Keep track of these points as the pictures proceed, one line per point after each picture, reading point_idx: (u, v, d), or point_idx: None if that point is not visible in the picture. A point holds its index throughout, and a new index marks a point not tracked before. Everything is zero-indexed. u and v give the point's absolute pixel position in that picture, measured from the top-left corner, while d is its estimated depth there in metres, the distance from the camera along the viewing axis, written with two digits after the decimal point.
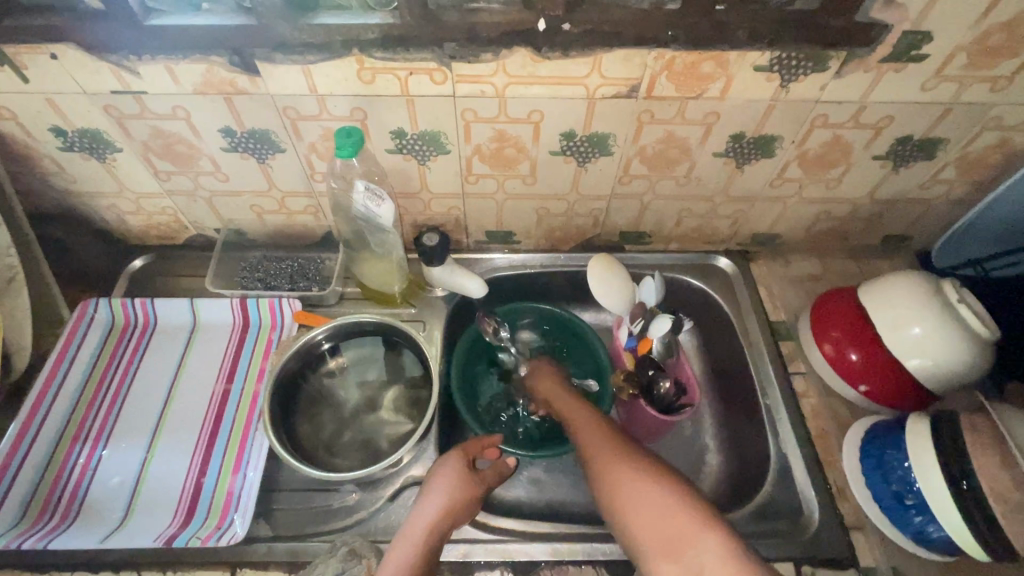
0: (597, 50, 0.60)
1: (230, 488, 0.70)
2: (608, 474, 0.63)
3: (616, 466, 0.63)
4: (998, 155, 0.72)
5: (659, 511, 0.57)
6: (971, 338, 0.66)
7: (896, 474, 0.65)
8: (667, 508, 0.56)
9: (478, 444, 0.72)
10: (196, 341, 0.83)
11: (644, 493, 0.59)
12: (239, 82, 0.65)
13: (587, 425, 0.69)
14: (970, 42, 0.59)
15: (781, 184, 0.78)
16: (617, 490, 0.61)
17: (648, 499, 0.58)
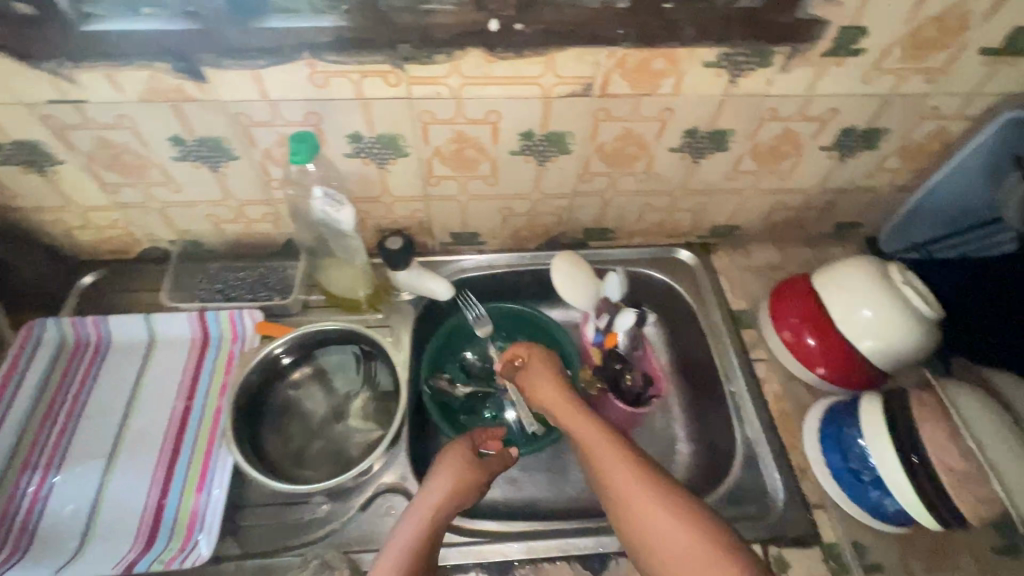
0: (550, 49, 0.61)
1: (194, 508, 0.68)
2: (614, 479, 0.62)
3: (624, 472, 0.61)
4: (936, 143, 0.76)
5: (669, 526, 0.57)
6: (918, 317, 0.69)
7: (854, 452, 0.68)
8: (676, 524, 0.57)
9: (484, 433, 0.73)
10: (153, 358, 0.80)
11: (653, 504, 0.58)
12: (186, 88, 0.63)
13: (589, 424, 0.68)
14: (903, 36, 0.61)
15: (737, 176, 0.80)
16: (624, 495, 0.60)
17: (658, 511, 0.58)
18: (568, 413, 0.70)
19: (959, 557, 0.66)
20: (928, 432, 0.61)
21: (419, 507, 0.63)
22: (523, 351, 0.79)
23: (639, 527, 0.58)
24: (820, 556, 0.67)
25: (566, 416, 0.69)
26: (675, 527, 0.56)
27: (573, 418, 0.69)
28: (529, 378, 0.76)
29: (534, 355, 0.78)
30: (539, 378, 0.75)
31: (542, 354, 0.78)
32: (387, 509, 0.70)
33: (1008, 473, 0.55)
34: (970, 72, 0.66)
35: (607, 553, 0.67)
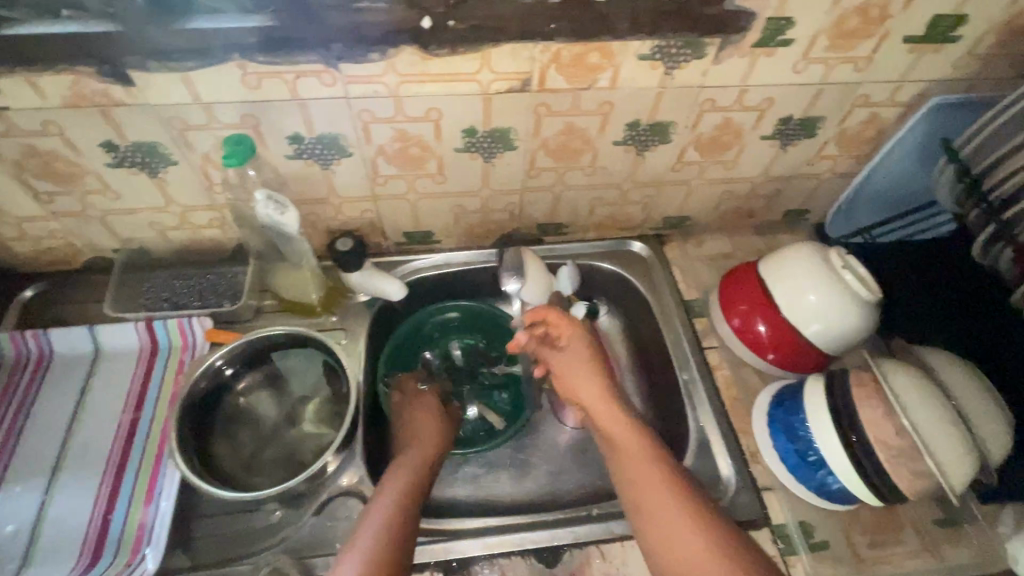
0: (484, 45, 0.61)
1: (141, 521, 0.67)
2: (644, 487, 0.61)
3: (654, 482, 0.61)
4: (872, 130, 0.78)
5: (690, 540, 0.55)
6: (857, 301, 0.71)
7: (799, 433, 0.69)
8: (699, 541, 0.55)
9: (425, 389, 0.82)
10: (99, 370, 0.78)
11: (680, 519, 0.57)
12: (114, 92, 0.61)
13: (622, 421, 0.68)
14: (829, 26, 0.63)
15: (683, 168, 0.81)
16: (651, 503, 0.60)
17: (684, 525, 0.57)
18: (602, 410, 0.70)
19: (902, 531, 0.68)
20: (867, 411, 0.63)
21: (408, 463, 0.68)
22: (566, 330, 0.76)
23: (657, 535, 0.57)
24: (770, 537, 0.68)
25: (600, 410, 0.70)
26: (696, 543, 0.55)
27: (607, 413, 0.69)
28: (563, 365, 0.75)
29: (574, 337, 0.76)
30: (575, 367, 0.74)
31: (586, 342, 0.76)
32: (341, 512, 0.70)
33: (940, 452, 0.58)
34: (897, 60, 0.68)
35: (562, 545, 0.67)
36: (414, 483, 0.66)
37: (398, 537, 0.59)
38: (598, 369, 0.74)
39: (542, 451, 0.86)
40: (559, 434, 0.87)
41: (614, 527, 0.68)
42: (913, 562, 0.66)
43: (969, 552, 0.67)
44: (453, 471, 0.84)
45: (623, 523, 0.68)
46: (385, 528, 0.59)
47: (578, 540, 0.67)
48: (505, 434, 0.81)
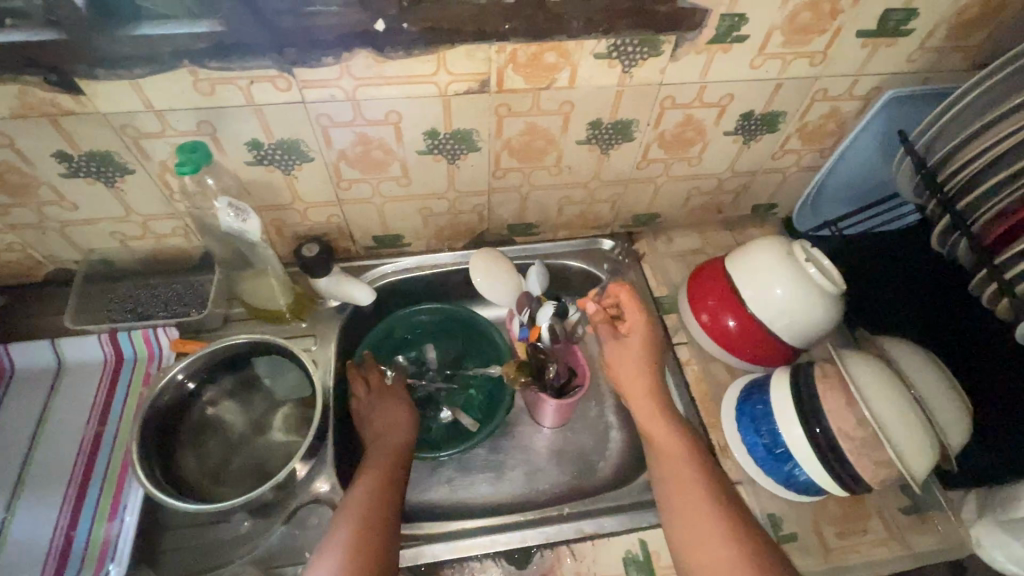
0: (439, 47, 0.61)
1: (106, 536, 0.66)
2: (681, 487, 0.63)
3: (692, 489, 0.63)
4: (832, 124, 0.78)
5: (717, 543, 0.59)
6: (821, 294, 0.71)
7: (766, 427, 0.69)
8: (727, 544, 0.58)
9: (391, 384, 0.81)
10: (63, 384, 0.77)
11: (718, 531, 0.59)
12: (62, 101, 0.60)
13: (663, 425, 0.68)
14: (783, 22, 0.63)
15: (648, 165, 0.81)
16: (687, 506, 0.62)
17: (719, 536, 0.59)
18: (643, 411, 0.70)
19: (869, 519, 0.69)
20: (830, 403, 0.63)
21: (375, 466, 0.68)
22: (631, 319, 0.72)
23: (690, 538, 0.60)
24: None
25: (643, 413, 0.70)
26: (728, 554, 0.57)
27: (649, 416, 0.69)
28: (619, 356, 0.73)
29: (637, 329, 0.72)
30: (627, 362, 0.72)
31: (649, 333, 0.73)
32: (310, 520, 0.69)
33: (900, 441, 0.59)
34: (852, 54, 0.68)
35: (533, 545, 0.67)
36: (390, 457, 0.70)
37: (382, 507, 0.62)
38: (651, 366, 0.72)
39: (517, 452, 0.85)
40: (534, 434, 0.87)
41: (585, 525, 0.69)
42: (880, 550, 0.67)
43: (934, 539, 0.68)
44: (428, 475, 0.83)
45: (593, 522, 0.69)
46: (365, 502, 0.62)
47: (549, 540, 0.68)
48: (479, 433, 0.78)
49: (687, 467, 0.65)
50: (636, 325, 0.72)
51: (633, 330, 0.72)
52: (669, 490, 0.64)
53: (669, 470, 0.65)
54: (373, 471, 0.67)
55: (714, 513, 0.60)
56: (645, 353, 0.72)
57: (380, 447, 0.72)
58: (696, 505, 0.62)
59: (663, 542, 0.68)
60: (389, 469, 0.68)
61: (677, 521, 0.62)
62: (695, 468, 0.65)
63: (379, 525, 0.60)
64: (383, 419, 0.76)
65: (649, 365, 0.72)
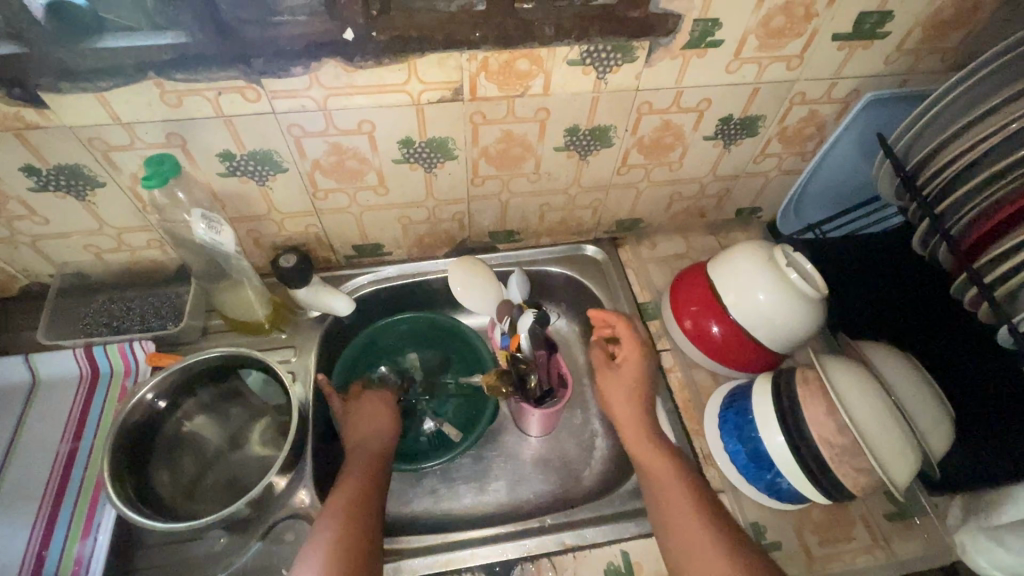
0: (409, 55, 0.60)
1: (77, 556, 0.64)
2: (688, 531, 0.61)
3: (702, 536, 0.60)
4: (811, 127, 0.78)
5: (710, 553, 0.58)
6: (803, 299, 0.71)
7: (748, 434, 0.68)
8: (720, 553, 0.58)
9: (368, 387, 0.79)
10: (37, 400, 0.76)
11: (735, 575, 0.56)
12: (26, 115, 0.59)
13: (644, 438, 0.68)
14: (756, 26, 0.63)
15: (628, 170, 0.81)
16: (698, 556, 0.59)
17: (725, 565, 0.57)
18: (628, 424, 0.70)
19: (853, 526, 0.68)
20: (811, 409, 0.63)
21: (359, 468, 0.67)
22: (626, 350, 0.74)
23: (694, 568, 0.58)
24: None
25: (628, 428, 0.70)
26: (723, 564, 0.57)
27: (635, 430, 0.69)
28: (613, 386, 0.73)
29: (630, 357, 0.74)
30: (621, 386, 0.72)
31: (644, 368, 0.73)
32: (286, 535, 0.68)
33: (881, 450, 0.58)
34: (829, 57, 0.68)
35: (514, 559, 0.67)
36: (370, 467, 0.67)
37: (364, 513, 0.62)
38: (641, 391, 0.72)
39: (501, 461, 0.84)
40: (518, 443, 0.86)
41: (566, 537, 0.68)
42: (865, 558, 0.66)
43: (917, 546, 0.67)
44: (411, 485, 0.82)
45: (575, 534, 0.68)
46: (347, 510, 0.61)
47: (529, 553, 0.67)
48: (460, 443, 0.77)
49: (689, 506, 0.62)
50: (630, 356, 0.74)
51: (627, 358, 0.74)
52: (673, 535, 0.61)
53: (672, 513, 0.62)
54: (351, 485, 0.65)
55: (728, 562, 0.57)
56: (640, 385, 0.72)
57: (358, 456, 0.69)
58: (708, 555, 0.58)
59: (645, 552, 0.68)
60: (369, 482, 0.66)
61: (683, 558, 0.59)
62: (701, 511, 0.62)
63: (359, 546, 0.59)
64: (365, 424, 0.73)
65: (636, 399, 0.71)
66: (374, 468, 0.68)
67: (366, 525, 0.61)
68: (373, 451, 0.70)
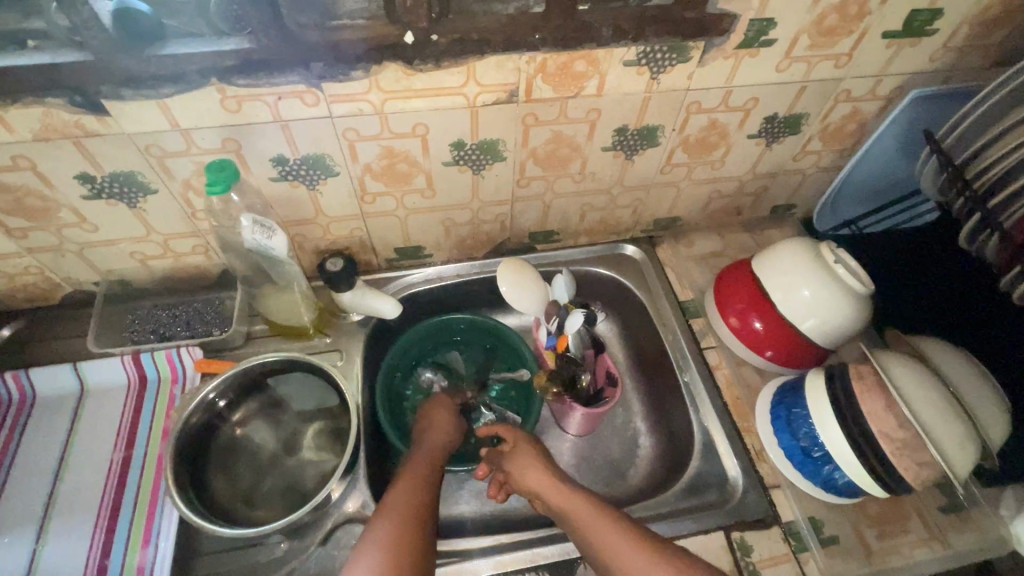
0: (470, 58, 0.60)
1: (140, 563, 0.64)
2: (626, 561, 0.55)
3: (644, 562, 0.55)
4: (853, 124, 0.79)
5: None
6: (851, 295, 0.71)
7: (802, 430, 0.69)
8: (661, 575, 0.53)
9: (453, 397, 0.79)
10: (86, 409, 0.75)
11: None
12: (86, 123, 0.59)
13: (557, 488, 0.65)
14: (809, 25, 0.63)
15: (671, 169, 0.81)
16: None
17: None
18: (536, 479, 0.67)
19: (908, 520, 0.69)
20: (869, 404, 0.64)
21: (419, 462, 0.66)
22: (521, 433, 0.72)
23: None
24: (780, 535, 0.68)
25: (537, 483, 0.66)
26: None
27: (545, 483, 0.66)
28: (513, 459, 0.70)
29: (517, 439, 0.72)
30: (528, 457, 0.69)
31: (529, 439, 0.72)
32: (347, 541, 0.68)
33: (943, 439, 0.59)
34: (877, 54, 0.68)
35: (575, 559, 0.66)
36: (424, 479, 0.64)
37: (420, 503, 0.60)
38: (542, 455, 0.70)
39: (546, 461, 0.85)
40: (560, 443, 0.85)
41: None
42: (921, 550, 0.67)
43: (973, 537, 0.68)
44: (460, 487, 0.82)
45: None
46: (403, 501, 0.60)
47: None
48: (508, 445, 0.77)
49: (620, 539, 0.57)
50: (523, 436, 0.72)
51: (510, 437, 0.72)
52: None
53: (606, 547, 0.57)
54: (408, 494, 0.61)
55: None
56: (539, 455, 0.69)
57: (415, 464, 0.66)
58: None
59: (706, 548, 0.67)
60: (419, 494, 0.61)
61: None
62: (628, 534, 0.57)
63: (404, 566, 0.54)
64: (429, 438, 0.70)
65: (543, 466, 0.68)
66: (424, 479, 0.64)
67: (417, 546, 0.56)
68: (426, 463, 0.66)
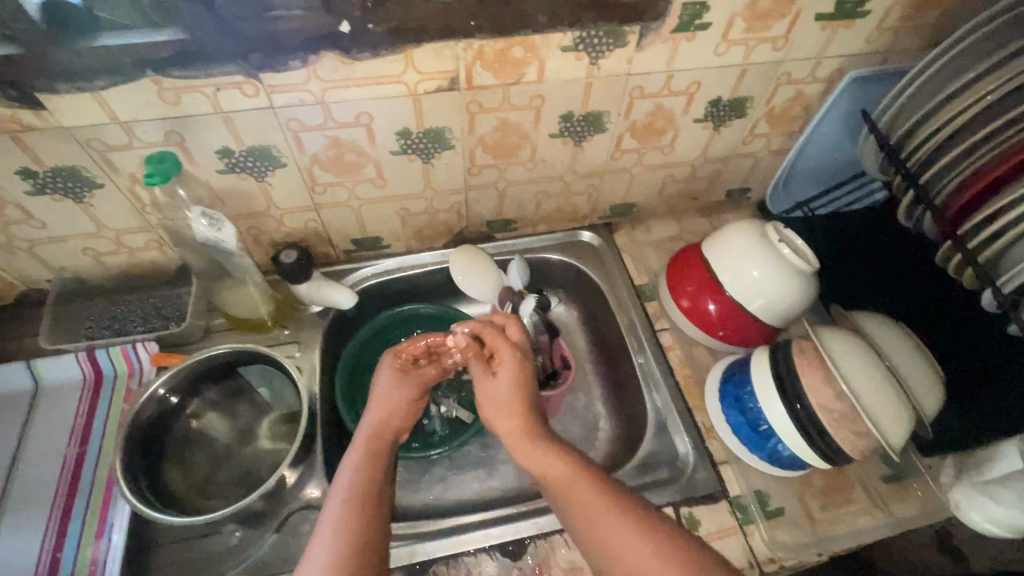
0: (406, 46, 0.61)
1: (93, 556, 0.65)
2: (587, 515, 0.56)
3: (607, 521, 0.55)
4: (798, 107, 0.80)
5: (617, 533, 0.54)
6: (796, 274, 0.72)
7: (748, 405, 0.71)
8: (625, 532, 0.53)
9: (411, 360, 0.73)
10: (41, 405, 0.76)
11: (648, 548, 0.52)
12: (23, 116, 0.58)
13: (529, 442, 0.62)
14: (743, 9, 0.64)
15: (622, 155, 0.82)
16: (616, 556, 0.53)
17: (635, 544, 0.53)
18: (507, 422, 0.64)
19: (852, 490, 0.71)
20: (808, 377, 0.65)
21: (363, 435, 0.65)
22: (499, 354, 0.68)
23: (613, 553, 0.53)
24: (728, 509, 0.69)
25: (511, 420, 0.64)
26: (632, 539, 0.53)
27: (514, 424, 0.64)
28: (491, 405, 0.66)
29: (504, 364, 0.67)
30: (497, 404, 0.66)
31: (519, 377, 0.66)
32: (301, 527, 0.69)
33: (879, 414, 0.61)
34: (813, 37, 0.70)
35: (527, 536, 0.68)
36: (372, 470, 0.61)
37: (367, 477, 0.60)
38: (528, 388, 0.66)
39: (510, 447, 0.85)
40: None
41: None
42: (863, 519, 0.69)
43: (915, 505, 0.70)
44: (423, 474, 0.82)
45: None
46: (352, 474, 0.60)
47: (543, 531, 0.68)
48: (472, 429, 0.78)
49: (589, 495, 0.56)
50: (503, 358, 0.68)
51: (500, 363, 0.68)
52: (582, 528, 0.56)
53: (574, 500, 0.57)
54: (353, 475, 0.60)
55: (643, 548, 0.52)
56: (515, 395, 0.65)
57: (358, 443, 0.64)
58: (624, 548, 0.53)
59: None
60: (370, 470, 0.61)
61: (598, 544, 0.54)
62: (594, 489, 0.57)
63: (368, 573, 0.52)
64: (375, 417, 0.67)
65: (514, 413, 0.64)
66: (373, 457, 0.62)
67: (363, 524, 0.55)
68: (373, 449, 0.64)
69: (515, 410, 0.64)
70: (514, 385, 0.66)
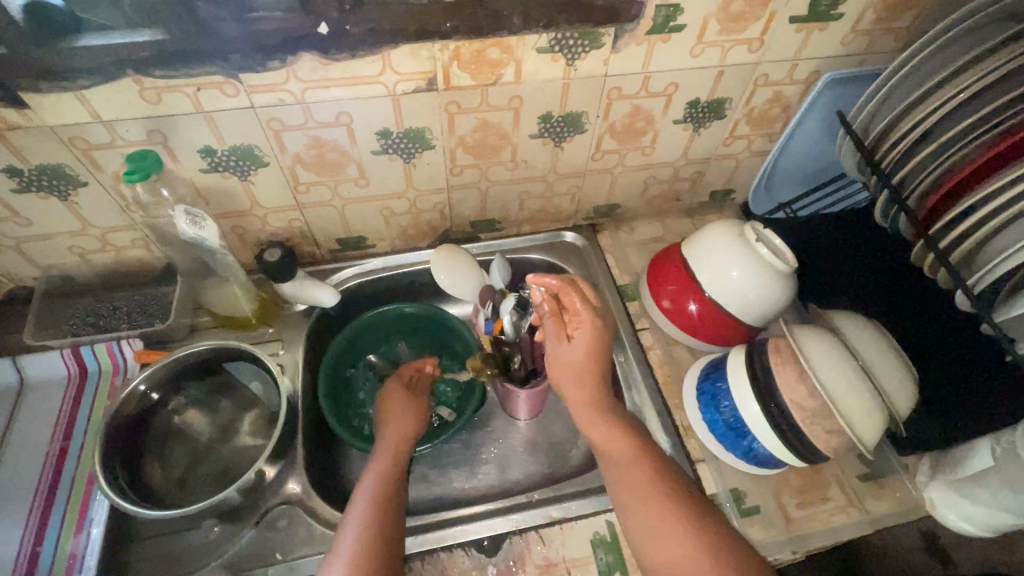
0: (384, 48, 0.62)
1: (72, 550, 0.65)
2: (635, 483, 0.60)
3: (649, 490, 0.59)
4: (777, 109, 0.81)
5: (653, 503, 0.58)
6: (775, 274, 0.72)
7: (723, 403, 0.71)
8: (663, 503, 0.58)
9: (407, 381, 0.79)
10: (25, 402, 0.76)
11: (676, 518, 0.56)
12: (7, 115, 0.60)
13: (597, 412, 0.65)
14: (716, 10, 0.65)
15: (602, 156, 0.83)
16: (656, 536, 0.56)
17: (665, 513, 0.57)
18: (574, 390, 0.65)
19: (828, 488, 0.71)
20: (782, 375, 0.66)
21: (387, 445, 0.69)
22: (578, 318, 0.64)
23: (646, 519, 0.57)
24: None
25: (581, 386, 0.65)
26: (662, 508, 0.57)
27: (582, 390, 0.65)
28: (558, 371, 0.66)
29: (583, 330, 0.64)
30: (567, 369, 0.65)
31: (599, 342, 0.64)
32: (279, 522, 0.69)
33: (851, 412, 0.61)
34: (789, 39, 0.71)
35: (502, 533, 0.68)
36: (397, 475, 0.65)
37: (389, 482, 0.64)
38: (603, 355, 0.64)
39: (491, 446, 0.86)
40: (507, 427, 0.87)
41: (552, 511, 0.70)
42: (838, 517, 0.69)
43: (891, 503, 0.70)
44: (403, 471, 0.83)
45: (561, 507, 0.70)
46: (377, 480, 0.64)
47: (518, 527, 0.69)
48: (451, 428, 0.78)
49: (641, 469, 0.61)
50: (582, 323, 0.64)
51: (580, 329, 0.64)
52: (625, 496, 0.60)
53: (625, 468, 0.61)
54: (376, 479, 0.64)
55: (671, 516, 0.57)
56: (589, 364, 0.64)
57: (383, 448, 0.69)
58: (657, 517, 0.57)
59: None
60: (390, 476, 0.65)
61: (636, 510, 0.58)
62: (642, 460, 0.62)
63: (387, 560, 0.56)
64: (394, 428, 0.71)
65: (581, 381, 0.65)
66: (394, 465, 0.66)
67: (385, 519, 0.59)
68: (395, 456, 0.67)
69: (589, 377, 0.64)
70: (590, 353, 0.64)
